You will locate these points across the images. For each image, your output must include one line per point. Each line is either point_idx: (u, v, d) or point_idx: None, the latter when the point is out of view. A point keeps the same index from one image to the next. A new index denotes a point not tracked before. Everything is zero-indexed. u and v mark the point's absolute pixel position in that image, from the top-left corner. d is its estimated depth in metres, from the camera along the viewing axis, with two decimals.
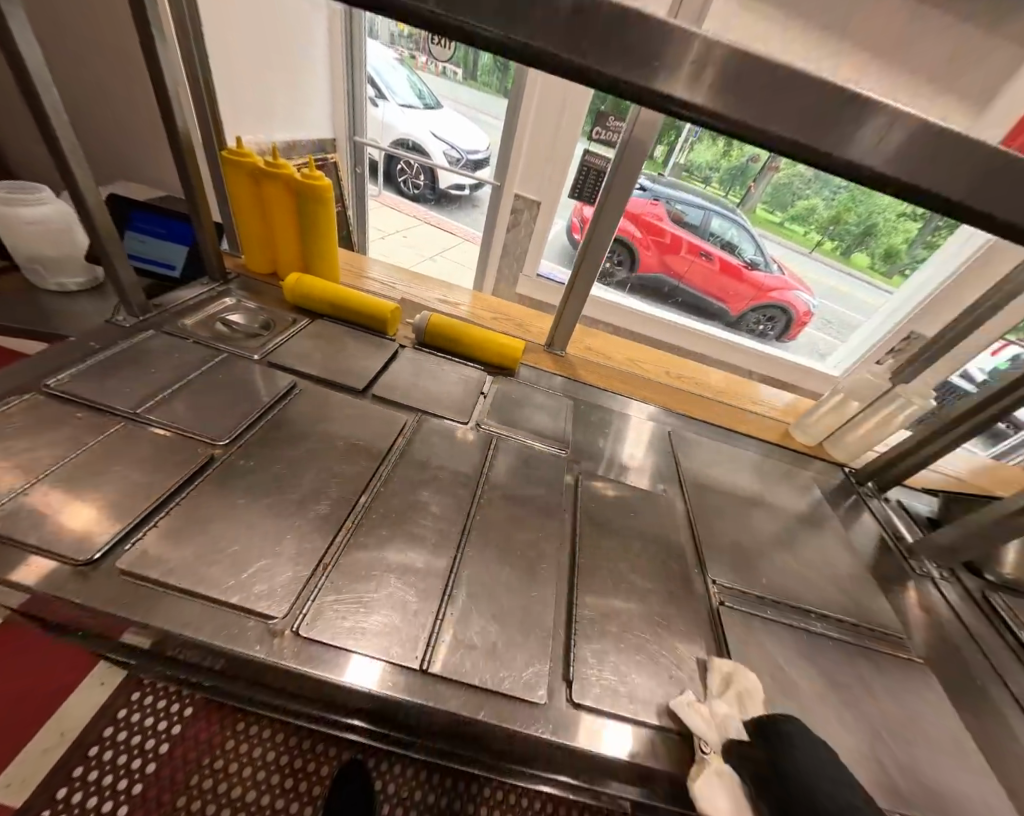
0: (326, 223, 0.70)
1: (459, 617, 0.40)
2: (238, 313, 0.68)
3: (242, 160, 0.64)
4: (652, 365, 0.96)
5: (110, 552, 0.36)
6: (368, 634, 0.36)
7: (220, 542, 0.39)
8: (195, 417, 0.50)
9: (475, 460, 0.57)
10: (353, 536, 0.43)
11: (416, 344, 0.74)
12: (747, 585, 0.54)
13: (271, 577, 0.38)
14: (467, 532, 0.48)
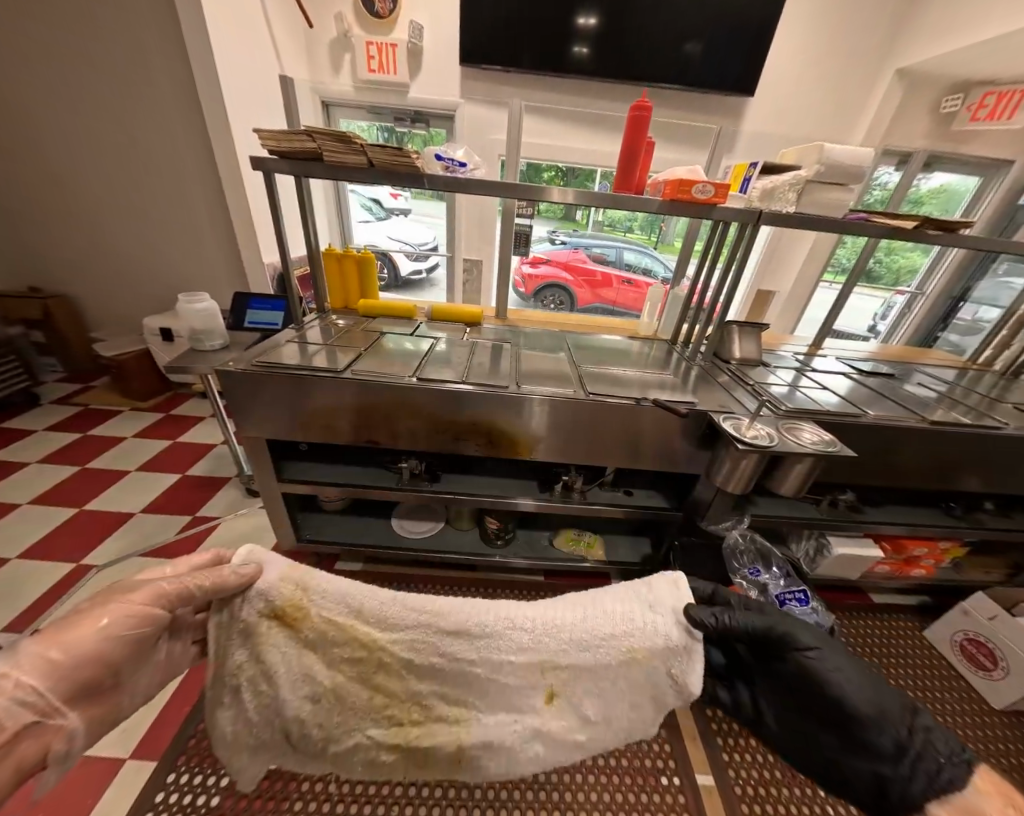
0: (374, 274, 1.43)
1: (475, 377, 1.08)
2: (342, 320, 1.38)
3: (332, 253, 1.38)
4: (558, 319, 1.70)
5: (350, 371, 1.05)
6: (444, 380, 1.04)
7: (379, 369, 1.06)
8: (350, 348, 1.19)
9: (470, 352, 1.26)
10: (426, 368, 1.11)
11: (428, 320, 1.44)
12: (599, 370, 1.23)
13: (402, 374, 1.05)
14: (475, 365, 1.18)
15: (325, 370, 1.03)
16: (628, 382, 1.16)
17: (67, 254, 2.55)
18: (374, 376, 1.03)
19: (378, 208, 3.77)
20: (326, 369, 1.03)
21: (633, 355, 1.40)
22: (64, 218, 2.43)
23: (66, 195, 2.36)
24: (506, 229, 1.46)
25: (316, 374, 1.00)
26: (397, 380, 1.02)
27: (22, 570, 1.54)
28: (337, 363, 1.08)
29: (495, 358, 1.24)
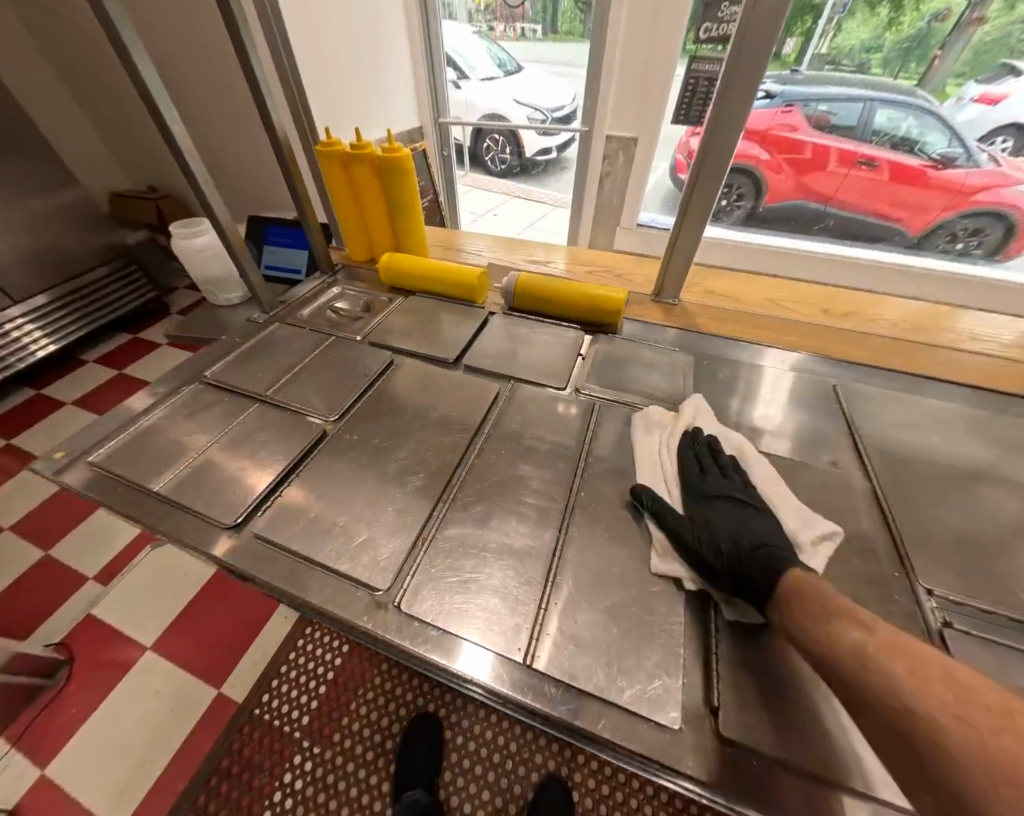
0: (410, 196, 0.70)
1: (566, 606, 0.35)
2: (343, 300, 0.72)
3: (332, 149, 0.67)
4: (802, 305, 0.75)
5: (248, 517, 0.41)
6: (479, 621, 0.34)
7: (329, 514, 0.41)
8: (312, 397, 0.53)
9: (579, 432, 0.50)
10: (451, 513, 0.41)
11: (506, 309, 0.69)
12: (990, 595, 0.37)
13: (379, 543, 0.38)
14: (572, 511, 0.42)
15: (211, 503, 0.42)
16: None
17: None
18: (306, 547, 0.38)
19: (507, 58, 2.71)
20: (216, 505, 0.42)
21: None
22: None
23: None
24: (735, 59, 0.49)
25: (186, 513, 0.42)
26: (357, 583, 0.36)
27: None
28: (254, 469, 0.45)
29: (641, 468, 0.46)
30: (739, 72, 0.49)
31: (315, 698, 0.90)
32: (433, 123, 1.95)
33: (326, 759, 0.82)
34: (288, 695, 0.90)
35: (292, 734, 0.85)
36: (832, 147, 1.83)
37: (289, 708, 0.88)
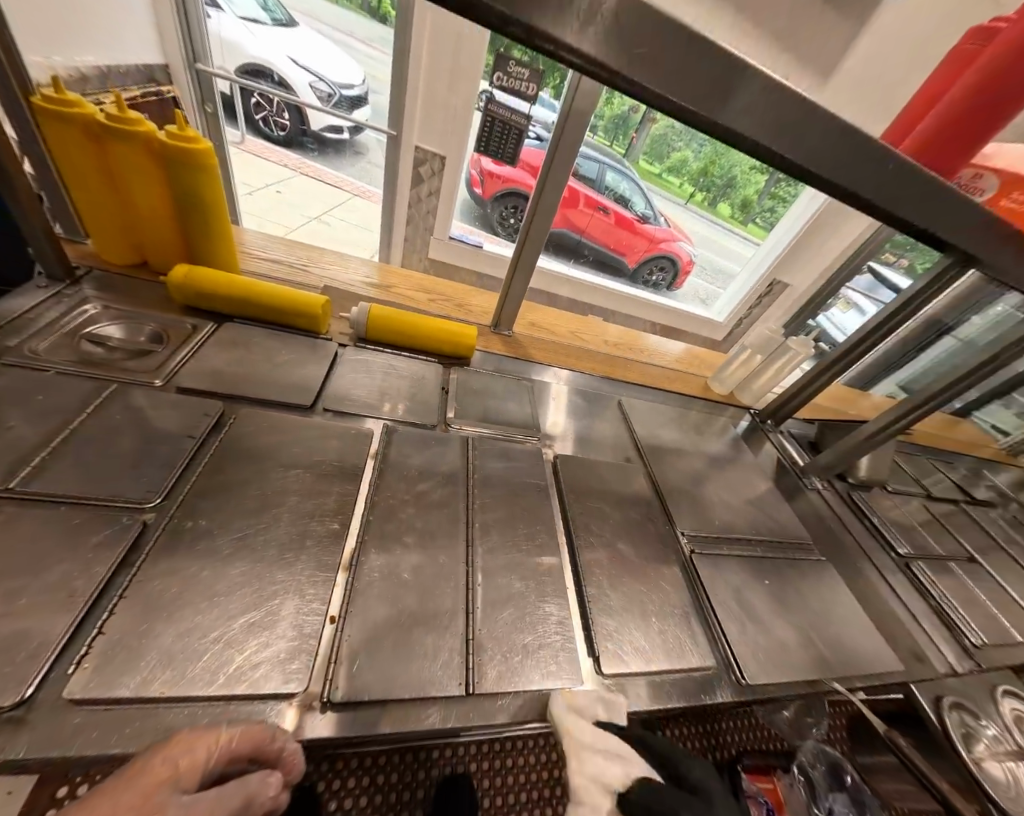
0: (217, 197, 0.57)
1: (485, 625, 0.40)
2: (114, 325, 0.53)
3: (70, 112, 0.47)
4: (593, 337, 0.99)
5: (48, 680, 0.27)
6: (413, 675, 0.34)
7: (199, 628, 0.32)
8: (104, 476, 0.39)
9: (459, 467, 0.55)
10: (357, 579, 0.39)
11: (356, 340, 0.66)
12: (708, 529, 0.63)
13: (282, 640, 0.33)
14: (471, 541, 0.47)
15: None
16: (770, 571, 0.60)
17: None
18: (177, 682, 0.29)
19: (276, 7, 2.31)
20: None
21: (722, 454, 0.83)
22: None
23: None
24: (550, 156, 0.61)
25: None
26: (267, 696, 0.31)
27: None
28: (32, 602, 0.30)
29: (517, 490, 0.55)
30: (555, 168, 0.62)
31: None
32: (184, 64, 1.50)
33: None
34: None
35: None
36: (580, 190, 2.33)
37: None
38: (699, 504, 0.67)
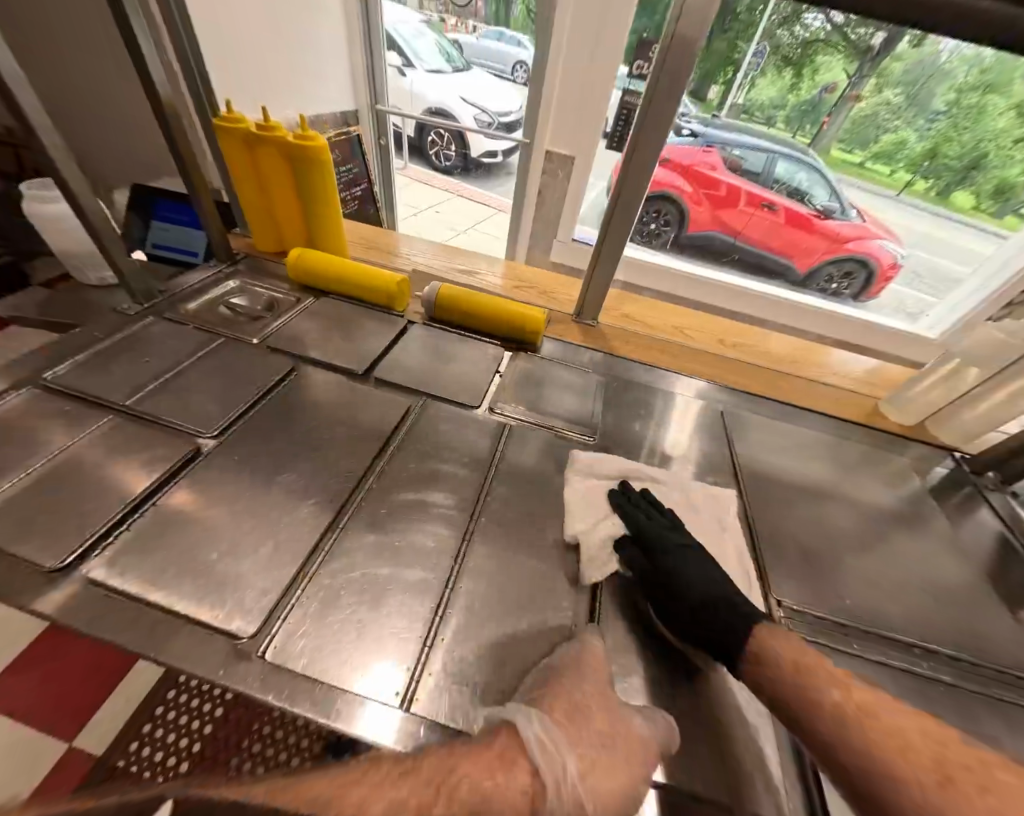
0: (326, 190, 0.65)
1: (454, 633, 0.35)
2: (242, 296, 0.65)
3: (233, 125, 0.59)
4: (704, 335, 0.82)
5: (82, 557, 0.34)
6: (359, 659, 0.32)
7: (196, 549, 0.36)
8: (187, 406, 0.47)
9: (488, 449, 0.51)
10: (342, 547, 0.39)
11: (427, 320, 0.66)
12: (827, 606, 0.43)
13: (247, 583, 0.35)
14: (472, 536, 0.42)
15: (30, 539, 0.34)
16: (935, 702, 0.38)
17: None
18: (168, 593, 0.33)
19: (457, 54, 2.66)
20: (37, 539, 0.34)
21: (878, 505, 0.58)
22: None
23: None
24: (643, 110, 0.52)
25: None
26: (214, 627, 0.32)
27: None
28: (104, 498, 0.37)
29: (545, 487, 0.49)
30: (649, 122, 0.52)
31: None
32: (369, 107, 1.84)
33: None
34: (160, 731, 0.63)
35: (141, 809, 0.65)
36: (742, 189, 2.05)
37: None
38: (821, 567, 0.47)
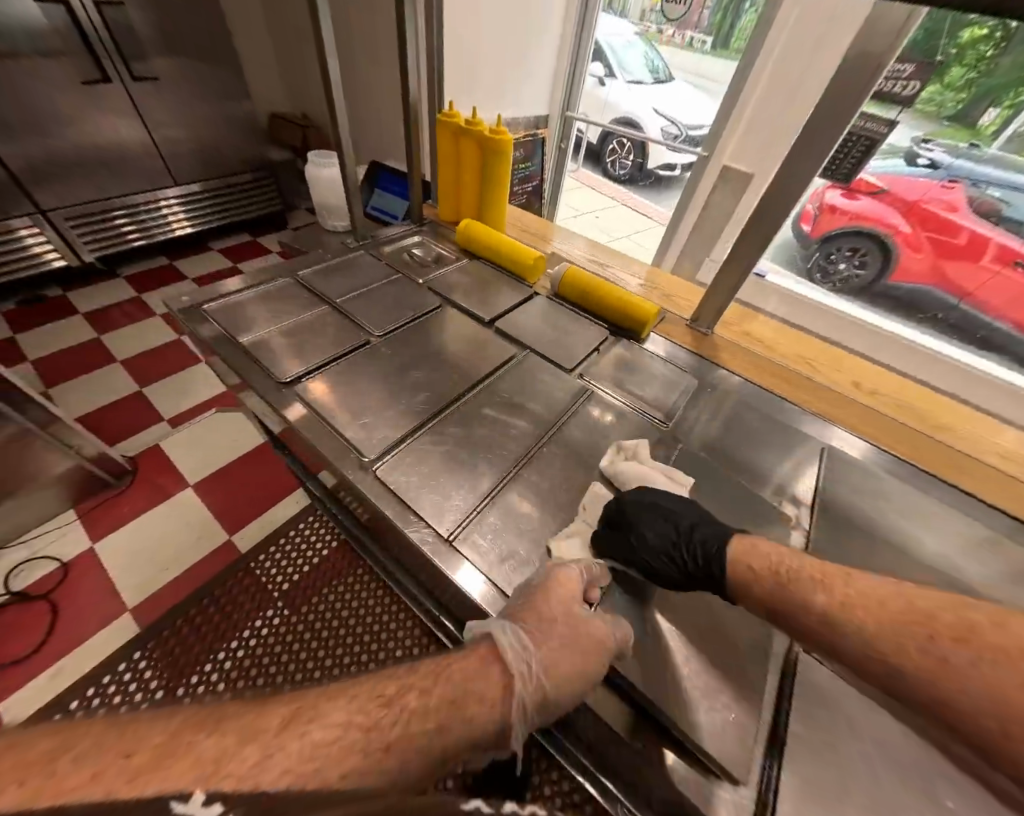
0: (501, 174, 0.79)
1: (491, 519, 0.52)
2: (420, 247, 0.86)
3: (449, 120, 0.76)
4: (836, 371, 0.75)
5: (293, 379, 0.62)
6: (440, 508, 0.51)
7: (352, 400, 0.61)
8: (365, 314, 0.74)
9: (555, 407, 0.65)
10: (432, 436, 0.59)
11: (551, 295, 0.77)
12: None
13: (374, 430, 0.58)
14: (528, 462, 0.57)
15: (285, 364, 0.64)
16: None
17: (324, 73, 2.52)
18: (330, 413, 0.59)
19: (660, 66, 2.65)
20: (288, 365, 0.64)
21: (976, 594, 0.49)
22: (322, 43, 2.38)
23: None
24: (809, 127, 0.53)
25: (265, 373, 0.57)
26: (352, 442, 0.57)
27: (199, 377, 1.86)
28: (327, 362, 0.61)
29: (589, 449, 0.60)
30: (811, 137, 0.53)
31: (300, 571, 1.22)
32: (560, 112, 2.02)
33: (289, 619, 1.12)
34: (272, 561, 1.23)
35: (272, 594, 1.17)
36: (993, 241, 1.90)
37: (294, 555, 1.24)
38: None
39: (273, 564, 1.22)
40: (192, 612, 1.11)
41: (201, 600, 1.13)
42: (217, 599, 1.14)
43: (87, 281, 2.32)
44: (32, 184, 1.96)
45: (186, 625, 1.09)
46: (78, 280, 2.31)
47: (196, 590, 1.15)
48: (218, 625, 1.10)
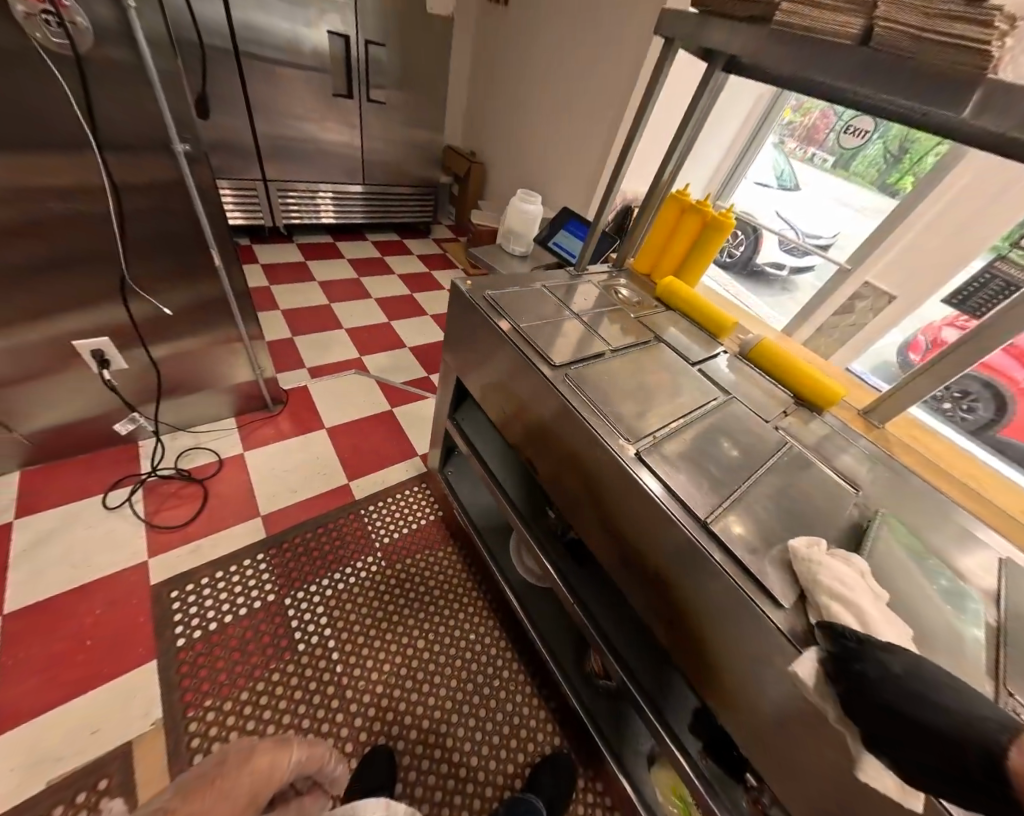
0: (713, 247, 0.93)
1: (734, 517, 0.55)
2: (625, 288, 1.01)
3: (681, 197, 0.94)
4: (1003, 496, 0.78)
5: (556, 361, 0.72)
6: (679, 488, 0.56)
7: (596, 386, 0.70)
8: (598, 324, 0.85)
9: (775, 451, 0.67)
10: (666, 439, 0.64)
11: (738, 354, 0.88)
12: None
13: (614, 415, 0.65)
14: (755, 480, 0.61)
15: (539, 344, 0.74)
16: None
17: (503, 125, 2.97)
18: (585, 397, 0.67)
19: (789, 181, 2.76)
20: (542, 344, 0.74)
21: None
22: (512, 102, 2.83)
23: (528, 76, 2.65)
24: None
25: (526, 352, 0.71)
26: (603, 422, 0.63)
27: (339, 342, 2.13)
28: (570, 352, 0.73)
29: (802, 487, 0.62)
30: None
31: (400, 532, 1.33)
32: None
33: (384, 571, 1.23)
34: (380, 515, 1.35)
35: (373, 543, 1.28)
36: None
37: (397, 516, 1.36)
38: None
39: (379, 518, 1.34)
40: (308, 535, 1.25)
41: (317, 528, 1.28)
42: (330, 532, 1.28)
43: (268, 240, 2.75)
44: (266, 158, 2.43)
45: (301, 544, 1.23)
46: (262, 238, 2.76)
47: (314, 517, 1.29)
48: (326, 553, 1.23)
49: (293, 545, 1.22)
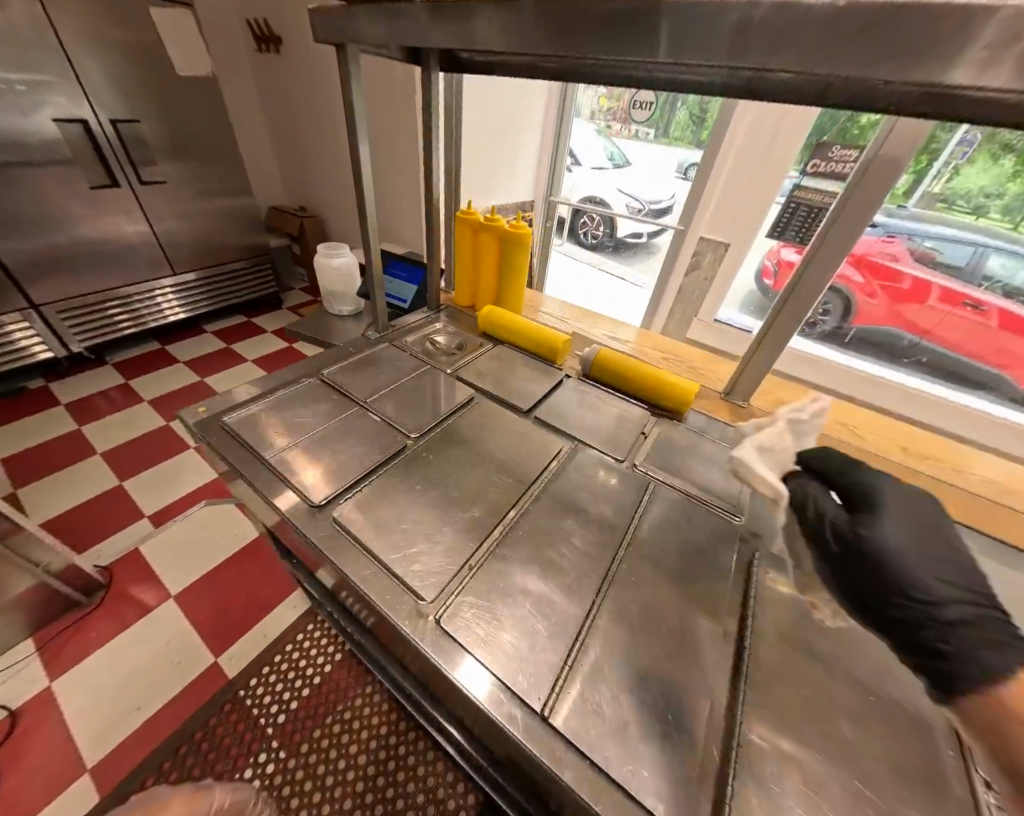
0: (520, 264, 0.81)
1: (592, 671, 0.41)
2: (443, 334, 0.84)
3: (469, 217, 0.79)
4: (879, 438, 0.73)
5: (328, 502, 0.54)
6: (500, 656, 0.41)
7: (392, 517, 0.52)
8: (397, 412, 0.67)
9: (631, 513, 0.56)
10: (488, 559, 0.49)
11: (581, 374, 0.75)
12: None
13: (416, 555, 0.48)
14: (608, 582, 0.48)
15: (309, 478, 0.56)
16: None
17: (320, 173, 2.74)
18: (373, 543, 0.49)
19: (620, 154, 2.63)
20: (310, 480, 0.56)
21: None
22: (323, 146, 2.61)
23: (328, 116, 2.45)
24: (846, 194, 0.56)
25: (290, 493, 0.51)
26: (397, 580, 0.46)
27: (185, 466, 1.74)
28: None
29: (667, 555, 0.51)
30: (852, 203, 0.56)
31: (296, 697, 1.04)
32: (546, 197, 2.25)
33: (287, 764, 0.93)
34: (269, 687, 1.05)
35: (265, 729, 0.97)
36: (934, 284, 2.13)
37: (292, 676, 1.07)
38: None
39: (266, 691, 1.04)
40: (163, 770, 0.91)
41: (175, 753, 0.93)
42: (195, 749, 0.94)
43: (68, 372, 2.21)
44: (27, 280, 1.92)
45: (152, 791, 0.88)
46: (60, 372, 2.19)
47: (169, 739, 0.95)
48: (196, 780, 0.90)
49: (139, 798, 0.86)
